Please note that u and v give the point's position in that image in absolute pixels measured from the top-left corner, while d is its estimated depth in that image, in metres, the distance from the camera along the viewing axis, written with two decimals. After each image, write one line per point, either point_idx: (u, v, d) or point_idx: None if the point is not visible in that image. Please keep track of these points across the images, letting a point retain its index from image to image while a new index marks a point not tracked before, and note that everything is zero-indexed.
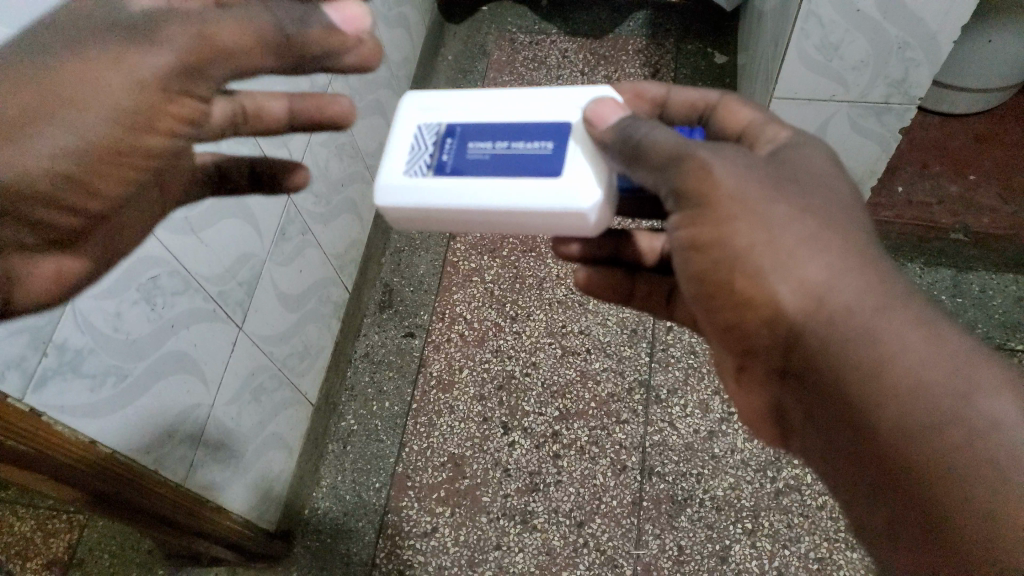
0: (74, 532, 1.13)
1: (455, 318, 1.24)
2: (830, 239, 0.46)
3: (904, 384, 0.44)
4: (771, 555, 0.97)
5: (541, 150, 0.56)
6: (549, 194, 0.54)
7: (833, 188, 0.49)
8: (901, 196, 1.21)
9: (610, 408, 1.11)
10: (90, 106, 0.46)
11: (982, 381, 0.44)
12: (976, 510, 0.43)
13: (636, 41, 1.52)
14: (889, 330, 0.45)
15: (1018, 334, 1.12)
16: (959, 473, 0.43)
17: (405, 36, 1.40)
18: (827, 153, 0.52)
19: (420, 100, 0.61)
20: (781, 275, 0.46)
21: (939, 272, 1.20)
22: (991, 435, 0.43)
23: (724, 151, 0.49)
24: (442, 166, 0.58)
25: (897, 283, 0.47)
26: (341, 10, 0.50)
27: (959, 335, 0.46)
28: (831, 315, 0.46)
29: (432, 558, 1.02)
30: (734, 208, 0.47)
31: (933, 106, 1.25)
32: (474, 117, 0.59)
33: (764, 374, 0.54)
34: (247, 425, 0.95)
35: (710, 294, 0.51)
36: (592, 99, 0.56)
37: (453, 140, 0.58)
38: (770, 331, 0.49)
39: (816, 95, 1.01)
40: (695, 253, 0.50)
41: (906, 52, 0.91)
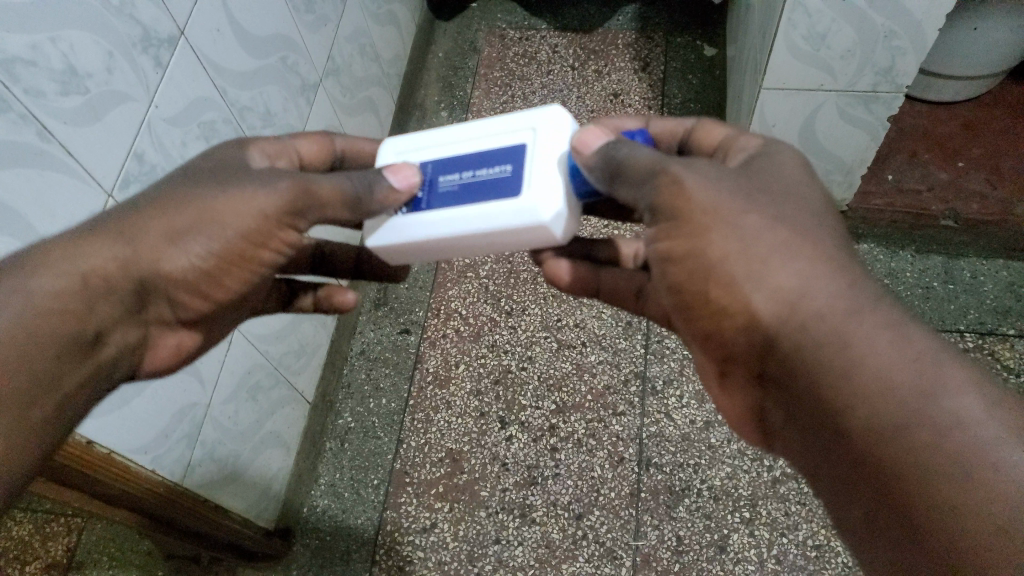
0: (73, 536, 1.13)
1: (450, 314, 1.24)
2: (804, 245, 0.47)
3: (869, 386, 0.43)
4: (769, 543, 0.97)
5: (501, 173, 0.57)
6: (511, 212, 0.54)
7: (804, 195, 0.49)
8: (891, 183, 1.23)
9: (607, 401, 1.11)
10: (223, 224, 0.52)
11: (946, 380, 0.43)
12: (940, 505, 0.41)
13: (626, 35, 1.53)
14: (859, 334, 0.44)
15: (1010, 319, 1.11)
16: (928, 470, 0.42)
17: (395, 33, 1.41)
18: (797, 158, 0.52)
19: (398, 142, 0.64)
20: (757, 284, 0.46)
21: (931, 258, 1.19)
22: (954, 432, 0.42)
23: (691, 165, 0.49)
24: (418, 202, 0.59)
25: (867, 285, 0.47)
26: (398, 173, 0.57)
27: (924, 337, 0.45)
28: (806, 319, 0.45)
29: (432, 554, 1.02)
30: (706, 221, 0.47)
31: (921, 94, 1.27)
32: (447, 150, 0.61)
33: (744, 378, 0.53)
34: (245, 424, 0.96)
35: (688, 305, 0.51)
36: (544, 122, 0.57)
37: (428, 176, 0.60)
38: (748, 339, 0.49)
39: (804, 85, 1.01)
40: (672, 265, 0.50)
41: (892, 41, 0.91)
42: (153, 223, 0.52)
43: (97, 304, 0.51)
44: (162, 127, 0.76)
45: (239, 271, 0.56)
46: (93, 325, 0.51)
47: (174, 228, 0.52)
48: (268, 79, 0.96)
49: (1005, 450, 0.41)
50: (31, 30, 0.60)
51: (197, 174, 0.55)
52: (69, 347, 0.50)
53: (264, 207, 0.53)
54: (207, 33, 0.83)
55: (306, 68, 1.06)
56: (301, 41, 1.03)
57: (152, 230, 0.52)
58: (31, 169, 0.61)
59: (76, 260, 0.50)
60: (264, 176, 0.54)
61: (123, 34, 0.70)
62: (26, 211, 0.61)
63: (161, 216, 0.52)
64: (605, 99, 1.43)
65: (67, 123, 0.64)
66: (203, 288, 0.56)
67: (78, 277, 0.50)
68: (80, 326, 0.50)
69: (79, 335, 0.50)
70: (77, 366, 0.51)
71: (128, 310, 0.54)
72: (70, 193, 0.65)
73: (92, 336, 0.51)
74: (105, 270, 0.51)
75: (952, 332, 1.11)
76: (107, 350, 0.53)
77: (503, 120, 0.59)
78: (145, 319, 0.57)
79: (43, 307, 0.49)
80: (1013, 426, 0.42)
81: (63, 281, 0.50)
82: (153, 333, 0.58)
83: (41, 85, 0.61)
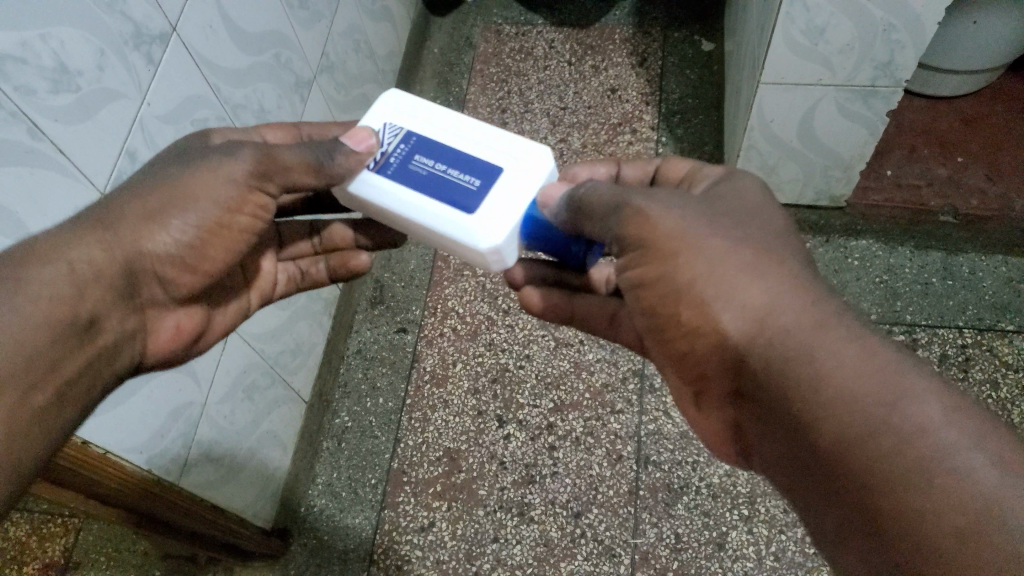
0: (70, 536, 1.13)
1: (447, 313, 1.23)
2: (769, 264, 0.47)
3: (834, 398, 0.42)
4: (768, 540, 0.97)
5: (467, 185, 0.61)
6: (457, 226, 0.60)
7: (764, 219, 0.50)
8: (890, 178, 1.22)
9: (605, 399, 1.11)
10: (198, 200, 0.56)
11: (908, 388, 0.42)
12: (906, 507, 0.40)
13: (623, 31, 1.52)
14: (824, 346, 0.44)
15: (1008, 315, 1.11)
16: (890, 476, 0.40)
17: (389, 30, 1.40)
18: (758, 185, 0.53)
19: (402, 101, 0.67)
20: (725, 303, 0.46)
21: (930, 254, 1.18)
22: (917, 438, 0.40)
23: (659, 195, 0.50)
24: (385, 166, 0.64)
25: (831, 300, 0.46)
26: (357, 140, 0.62)
27: (887, 347, 0.44)
28: (774, 336, 0.45)
29: (430, 553, 1.02)
30: (674, 245, 0.48)
31: (920, 89, 1.27)
32: (436, 136, 0.65)
33: (721, 397, 0.52)
34: (241, 424, 0.95)
35: (661, 325, 0.51)
36: (526, 159, 0.61)
37: (405, 147, 0.64)
38: (720, 358, 0.48)
39: (803, 80, 1.01)
40: (644, 289, 0.51)
41: (891, 35, 0.91)
42: (131, 208, 0.55)
43: (88, 289, 0.53)
44: (156, 125, 0.76)
45: (223, 241, 0.59)
46: (85, 311, 0.52)
47: (150, 210, 0.55)
48: (262, 76, 0.95)
49: (965, 453, 0.40)
50: (21, 27, 0.59)
51: (172, 159, 0.59)
52: (64, 331, 0.51)
53: (236, 175, 0.57)
54: (199, 29, 0.82)
55: (300, 65, 1.05)
56: (294, 38, 1.02)
57: (130, 214, 0.55)
58: (23, 168, 0.60)
59: (64, 250, 0.52)
60: (225, 148, 0.58)
61: (114, 33, 0.70)
62: (18, 211, 0.60)
63: (139, 202, 0.56)
64: (601, 95, 1.43)
65: (59, 121, 0.64)
66: (189, 261, 0.59)
67: (66, 265, 0.52)
68: (73, 311, 0.52)
69: (72, 320, 0.51)
70: (75, 351, 0.52)
71: (119, 297, 0.56)
72: (63, 191, 0.64)
73: (87, 320, 0.52)
74: (91, 257, 0.53)
75: (951, 328, 1.11)
76: (104, 337, 0.55)
77: (497, 138, 0.63)
78: (140, 304, 0.59)
79: (35, 296, 0.50)
80: (976, 433, 0.40)
81: (52, 271, 0.51)
82: (149, 317, 0.61)
83: (32, 82, 0.61)
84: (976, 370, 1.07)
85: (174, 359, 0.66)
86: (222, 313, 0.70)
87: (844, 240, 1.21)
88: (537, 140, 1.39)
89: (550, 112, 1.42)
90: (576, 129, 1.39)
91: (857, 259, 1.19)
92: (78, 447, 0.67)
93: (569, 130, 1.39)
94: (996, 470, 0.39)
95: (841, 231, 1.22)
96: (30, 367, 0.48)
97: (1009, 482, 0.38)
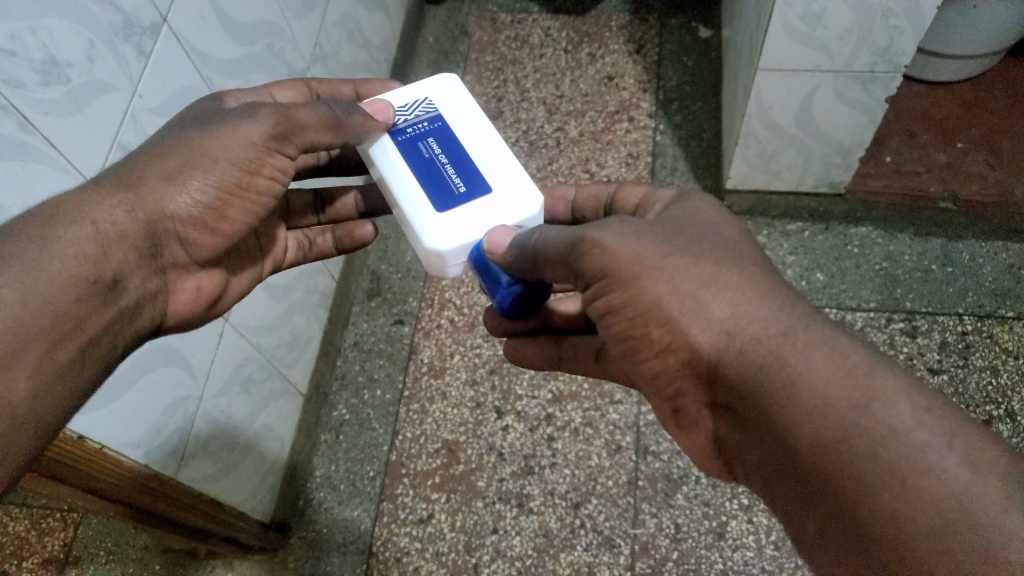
0: (70, 531, 1.10)
1: (444, 304, 1.22)
2: (732, 274, 0.47)
3: (808, 404, 0.41)
4: (768, 529, 0.97)
5: (453, 185, 0.63)
6: (422, 216, 0.61)
7: (719, 232, 0.50)
8: (889, 165, 1.21)
9: (603, 389, 1.10)
10: (215, 159, 0.58)
11: (877, 390, 0.41)
12: (881, 509, 0.38)
13: (619, 18, 1.51)
14: (792, 352, 0.43)
15: (1009, 302, 1.11)
16: (864, 480, 0.39)
17: (383, 18, 1.38)
18: (712, 204, 0.54)
19: (452, 88, 0.70)
20: (693, 315, 0.46)
21: (930, 242, 1.18)
22: (890, 439, 0.39)
23: (613, 224, 0.49)
24: (399, 132, 0.66)
25: (798, 305, 0.46)
26: (373, 103, 0.66)
27: (857, 348, 0.43)
28: (743, 346, 0.44)
29: (429, 545, 1.02)
30: (634, 269, 0.47)
31: (918, 74, 1.26)
32: (457, 129, 0.67)
33: (699, 412, 0.51)
34: (237, 418, 0.94)
35: (632, 347, 0.50)
36: (511, 190, 0.63)
37: (427, 127, 0.67)
38: (695, 368, 0.47)
39: (801, 65, 1.00)
40: (612, 316, 0.49)
41: (890, 20, 0.90)
42: (149, 169, 0.57)
43: (111, 250, 0.55)
44: (148, 117, 0.75)
45: (239, 203, 0.61)
46: (109, 271, 0.54)
47: (167, 170, 0.57)
48: (255, 67, 0.94)
49: (935, 451, 0.38)
50: (9, 18, 0.59)
51: (185, 124, 0.60)
52: (87, 291, 0.52)
53: (253, 137, 0.59)
54: (189, 19, 0.81)
55: (293, 55, 1.04)
56: (287, 28, 1.01)
57: (151, 174, 0.57)
58: (12, 162, 0.59)
59: (86, 209, 0.54)
60: (242, 111, 0.60)
61: (105, 24, 0.69)
62: (10, 206, 0.60)
63: (158, 162, 0.57)
64: (598, 82, 1.42)
65: (49, 114, 0.63)
66: (208, 222, 0.60)
67: (89, 224, 0.54)
68: (97, 271, 0.53)
69: (95, 283, 0.53)
70: (96, 312, 0.53)
71: (141, 257, 0.57)
72: (55, 185, 0.63)
73: (109, 281, 0.54)
74: (115, 219, 0.55)
75: (951, 315, 1.11)
76: (125, 297, 0.56)
77: (504, 161, 0.65)
78: (161, 265, 0.60)
79: (60, 254, 0.51)
80: (946, 432, 0.39)
81: (78, 230, 0.53)
82: (171, 278, 0.62)
83: (21, 75, 0.60)
84: (976, 357, 1.06)
85: (194, 321, 0.67)
86: (236, 282, 0.71)
87: (844, 227, 1.21)
88: (534, 129, 1.37)
89: (546, 100, 1.41)
90: (573, 117, 1.38)
91: (857, 247, 1.19)
92: (75, 442, 0.67)
93: (566, 118, 1.38)
94: (966, 469, 0.38)
95: (841, 218, 1.22)
96: (52, 329, 0.50)
97: (979, 481, 0.37)
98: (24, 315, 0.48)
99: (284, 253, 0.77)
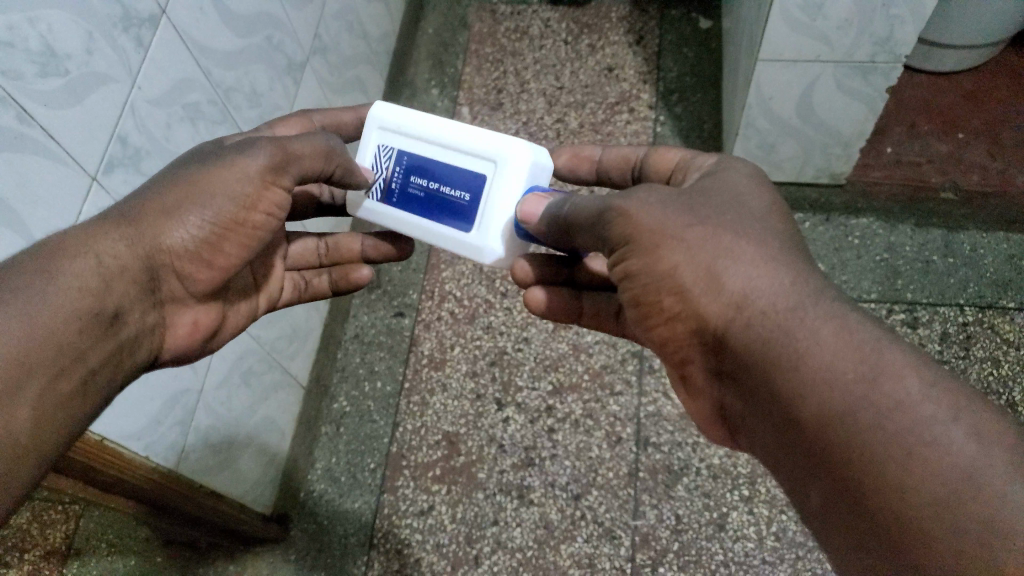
0: (71, 523, 1.09)
1: (445, 296, 1.22)
2: (746, 246, 0.46)
3: (813, 376, 0.41)
4: (768, 521, 0.97)
5: (461, 200, 0.65)
6: (460, 246, 0.65)
7: (745, 204, 0.49)
8: (890, 155, 1.22)
9: (604, 380, 1.10)
10: (213, 194, 0.57)
11: (886, 364, 0.40)
12: (883, 481, 0.38)
13: (619, 9, 1.50)
14: (801, 328, 0.42)
15: (1011, 292, 1.10)
16: (867, 452, 0.39)
17: (382, 9, 1.38)
18: (752, 174, 0.52)
19: (382, 113, 0.68)
20: (704, 287, 0.46)
21: (931, 232, 1.16)
22: (896, 414, 0.39)
23: (639, 191, 0.50)
24: (390, 194, 0.69)
25: (812, 280, 0.45)
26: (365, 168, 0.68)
27: (866, 324, 0.42)
28: (751, 318, 0.44)
29: (430, 537, 1.02)
30: (655, 238, 0.48)
31: (920, 65, 1.26)
32: (419, 148, 0.67)
33: (705, 381, 0.51)
34: (237, 411, 0.94)
35: (645, 313, 0.51)
36: (500, 162, 0.62)
37: (400, 170, 0.68)
38: (704, 339, 0.48)
39: (801, 55, 0.99)
40: (628, 280, 0.50)
41: (890, 9, 0.89)
42: (151, 207, 0.57)
43: (113, 282, 0.55)
44: (146, 109, 0.75)
45: (237, 237, 0.60)
46: (111, 301, 0.54)
47: (164, 206, 0.57)
48: (254, 59, 0.94)
49: (942, 425, 0.38)
50: (5, 10, 0.58)
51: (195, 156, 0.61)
52: (90, 322, 0.52)
53: (252, 171, 0.58)
54: (188, 10, 0.80)
55: (293, 47, 1.04)
56: (286, 19, 1.01)
57: (150, 210, 0.57)
58: (13, 157, 0.59)
59: (87, 244, 0.54)
60: (240, 147, 0.60)
61: (104, 16, 0.68)
62: (11, 200, 0.60)
63: (157, 197, 0.57)
64: (598, 74, 1.42)
65: (49, 105, 0.63)
66: (205, 256, 0.60)
67: (93, 258, 0.54)
68: (99, 302, 0.53)
69: (98, 313, 0.53)
70: (98, 343, 0.53)
71: (142, 291, 0.57)
72: (56, 178, 0.64)
73: (111, 313, 0.54)
74: (117, 251, 0.55)
75: (952, 306, 1.10)
76: (127, 330, 0.56)
77: (472, 137, 0.63)
78: (159, 299, 0.60)
79: (65, 285, 0.52)
80: (953, 407, 0.39)
81: (79, 263, 0.53)
82: (169, 312, 0.62)
83: (20, 67, 0.60)
84: (977, 347, 1.06)
85: (192, 354, 0.66)
86: (235, 314, 0.70)
87: (845, 218, 1.20)
88: (534, 121, 1.37)
89: (546, 92, 1.41)
90: (573, 109, 1.38)
91: (858, 237, 1.18)
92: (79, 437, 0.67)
93: (566, 110, 1.38)
94: (972, 442, 0.37)
95: (841, 209, 1.21)
96: (55, 360, 0.50)
97: (984, 454, 0.37)
98: (26, 347, 0.48)
99: (280, 291, 0.76)
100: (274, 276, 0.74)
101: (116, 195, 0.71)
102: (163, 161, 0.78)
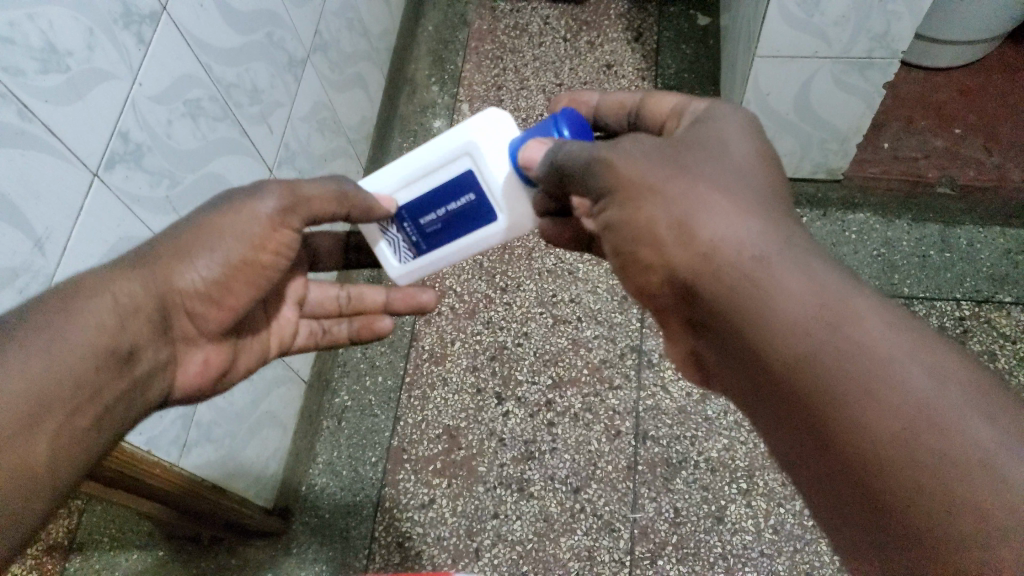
0: (72, 517, 1.03)
1: (445, 291, 1.23)
2: (724, 199, 0.46)
3: (783, 325, 0.43)
4: (766, 513, 0.97)
5: (470, 202, 0.67)
6: (500, 233, 0.68)
7: (725, 153, 0.49)
8: (887, 151, 1.21)
9: (603, 375, 1.11)
10: (223, 236, 0.60)
11: (848, 311, 0.42)
12: (848, 420, 0.40)
13: (618, 6, 1.51)
14: (772, 277, 0.44)
15: (1007, 287, 1.11)
16: (830, 391, 0.41)
17: (382, 7, 1.39)
18: (739, 123, 0.52)
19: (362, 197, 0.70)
20: (679, 239, 0.47)
21: (928, 227, 1.19)
22: (860, 357, 0.40)
23: (624, 141, 0.51)
24: (416, 245, 0.72)
25: (781, 228, 0.46)
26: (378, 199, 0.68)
27: (831, 272, 0.44)
28: (720, 268, 0.45)
29: (431, 530, 1.03)
30: (638, 192, 0.48)
31: (916, 61, 1.26)
32: (405, 194, 0.68)
33: (678, 327, 0.53)
34: (241, 406, 0.95)
35: (624, 262, 0.52)
36: (475, 147, 0.64)
37: (407, 222, 0.70)
38: (677, 289, 0.49)
39: (798, 51, 1.00)
40: (609, 231, 0.52)
41: (888, 5, 0.90)
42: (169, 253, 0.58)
43: (128, 322, 0.55)
44: (148, 106, 0.76)
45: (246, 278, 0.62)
46: (125, 340, 0.54)
47: (179, 249, 0.59)
48: (254, 56, 0.95)
49: (904, 364, 0.40)
50: (6, 7, 0.59)
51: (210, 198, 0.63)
52: (106, 360, 0.52)
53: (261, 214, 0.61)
54: (189, 6, 0.81)
55: (293, 44, 1.04)
56: (286, 16, 1.02)
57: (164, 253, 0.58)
58: (14, 153, 0.60)
59: (100, 288, 0.54)
60: (249, 189, 0.63)
61: (105, 14, 0.69)
62: (13, 197, 0.60)
63: (172, 237, 0.59)
64: (597, 70, 1.42)
65: (49, 102, 0.63)
66: (216, 297, 0.61)
67: (109, 297, 0.54)
68: (113, 341, 0.53)
69: (114, 351, 0.53)
70: (113, 381, 0.53)
71: (155, 330, 0.58)
72: (55, 174, 0.64)
73: (126, 351, 0.55)
74: (132, 292, 0.56)
75: (949, 300, 1.11)
76: (139, 368, 0.56)
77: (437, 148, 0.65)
78: (171, 337, 0.60)
79: (82, 325, 0.52)
80: (912, 345, 0.41)
81: (97, 305, 0.53)
82: (179, 351, 0.62)
83: (21, 63, 0.60)
84: (974, 340, 1.07)
85: (203, 391, 0.67)
86: (246, 353, 0.71)
87: (842, 214, 1.21)
88: (533, 117, 1.38)
89: (546, 88, 1.41)
90: None
91: (855, 232, 1.20)
92: None
93: None
94: (930, 378, 0.39)
95: (839, 204, 1.22)
96: (73, 396, 0.50)
97: (941, 388, 0.39)
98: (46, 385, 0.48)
99: (295, 336, 0.76)
100: (285, 318, 0.75)
101: (118, 191, 0.72)
102: (164, 157, 0.79)
